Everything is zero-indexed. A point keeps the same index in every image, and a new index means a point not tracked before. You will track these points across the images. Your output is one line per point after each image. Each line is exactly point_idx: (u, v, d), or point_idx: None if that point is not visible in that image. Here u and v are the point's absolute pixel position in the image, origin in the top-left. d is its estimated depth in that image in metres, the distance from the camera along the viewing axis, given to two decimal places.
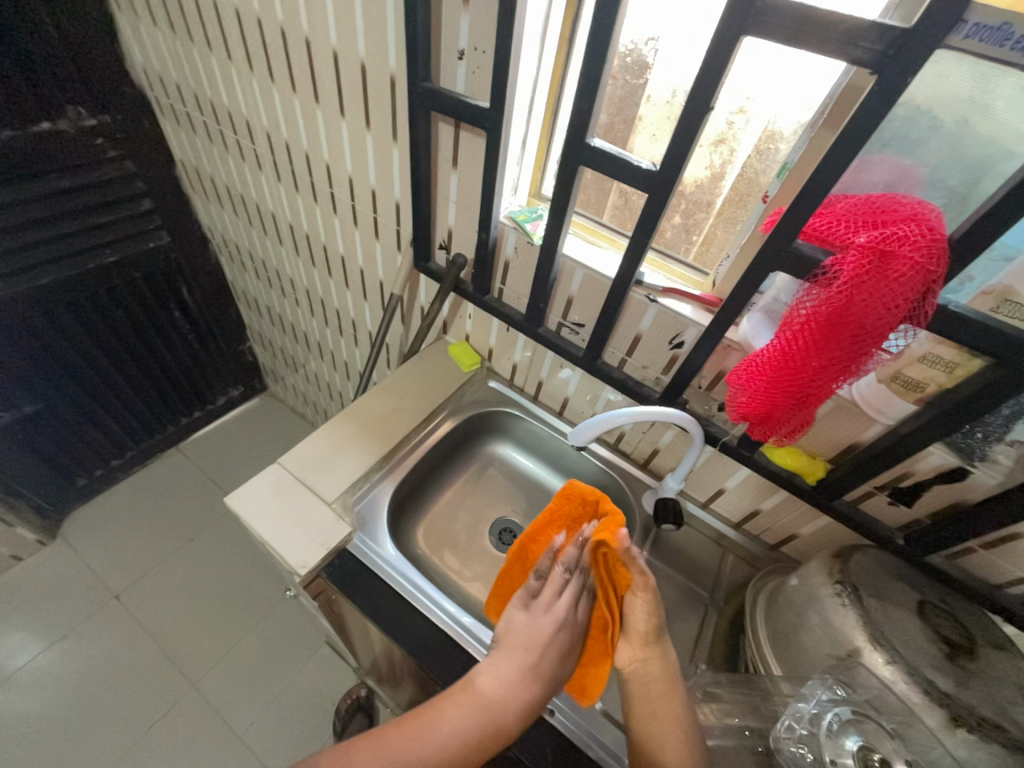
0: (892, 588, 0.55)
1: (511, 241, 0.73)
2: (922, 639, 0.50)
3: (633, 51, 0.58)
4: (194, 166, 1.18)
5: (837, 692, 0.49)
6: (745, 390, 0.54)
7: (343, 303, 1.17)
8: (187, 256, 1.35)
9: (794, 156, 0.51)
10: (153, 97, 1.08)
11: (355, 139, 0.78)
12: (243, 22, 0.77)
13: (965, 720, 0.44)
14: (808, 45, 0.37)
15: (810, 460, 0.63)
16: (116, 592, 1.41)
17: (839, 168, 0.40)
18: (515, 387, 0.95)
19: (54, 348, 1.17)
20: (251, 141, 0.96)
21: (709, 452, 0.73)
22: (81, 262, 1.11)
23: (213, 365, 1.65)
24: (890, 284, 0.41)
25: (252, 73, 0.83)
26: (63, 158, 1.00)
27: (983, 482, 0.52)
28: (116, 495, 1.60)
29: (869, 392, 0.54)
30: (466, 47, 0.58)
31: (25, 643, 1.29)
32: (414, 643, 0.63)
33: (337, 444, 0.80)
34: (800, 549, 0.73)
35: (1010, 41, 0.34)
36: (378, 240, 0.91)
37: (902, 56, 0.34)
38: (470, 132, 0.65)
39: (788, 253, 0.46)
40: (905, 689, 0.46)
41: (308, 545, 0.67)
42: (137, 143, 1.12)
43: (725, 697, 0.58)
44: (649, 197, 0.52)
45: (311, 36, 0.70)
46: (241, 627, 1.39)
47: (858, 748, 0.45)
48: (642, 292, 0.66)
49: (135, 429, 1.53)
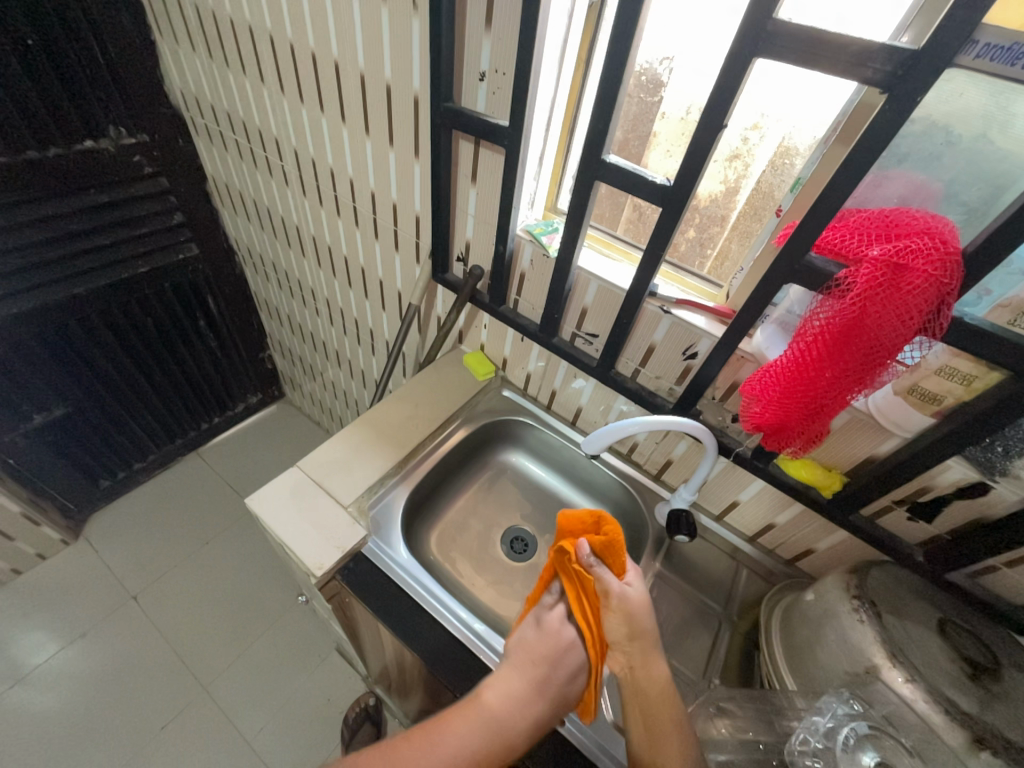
0: (911, 605, 0.54)
1: (527, 254, 0.75)
2: (943, 658, 0.49)
3: (649, 71, 0.60)
4: (224, 182, 1.23)
5: (854, 707, 0.48)
6: (759, 400, 0.55)
7: (361, 312, 1.20)
8: (213, 266, 1.40)
9: (807, 171, 0.52)
10: (188, 117, 1.14)
11: (378, 156, 0.81)
12: (276, 48, 0.81)
13: (990, 743, 0.43)
14: (819, 66, 0.39)
15: (826, 473, 0.63)
16: (134, 593, 1.44)
17: (851, 183, 0.41)
18: (528, 396, 0.96)
19: (86, 353, 1.22)
20: (280, 158, 1.01)
21: (723, 464, 0.73)
22: (115, 271, 1.17)
23: (234, 372, 1.70)
24: (904, 296, 0.41)
25: (283, 94, 0.88)
26: (104, 175, 1.06)
27: (1005, 498, 0.51)
28: (137, 498, 1.64)
29: (886, 404, 0.53)
30: (487, 70, 0.61)
31: (45, 640, 1.32)
32: (425, 648, 0.63)
33: (354, 450, 0.82)
34: (817, 564, 0.72)
35: (1021, 60, 0.35)
36: (398, 252, 0.94)
37: (911, 76, 0.35)
38: (489, 149, 0.67)
39: (801, 266, 0.47)
40: (925, 708, 0.45)
41: (324, 548, 0.69)
42: (172, 160, 1.17)
43: (738, 713, 0.57)
44: (663, 211, 0.54)
45: (339, 60, 0.74)
46: (254, 632, 1.41)
47: (875, 765, 0.44)
48: (655, 303, 0.67)
49: (158, 433, 1.58)
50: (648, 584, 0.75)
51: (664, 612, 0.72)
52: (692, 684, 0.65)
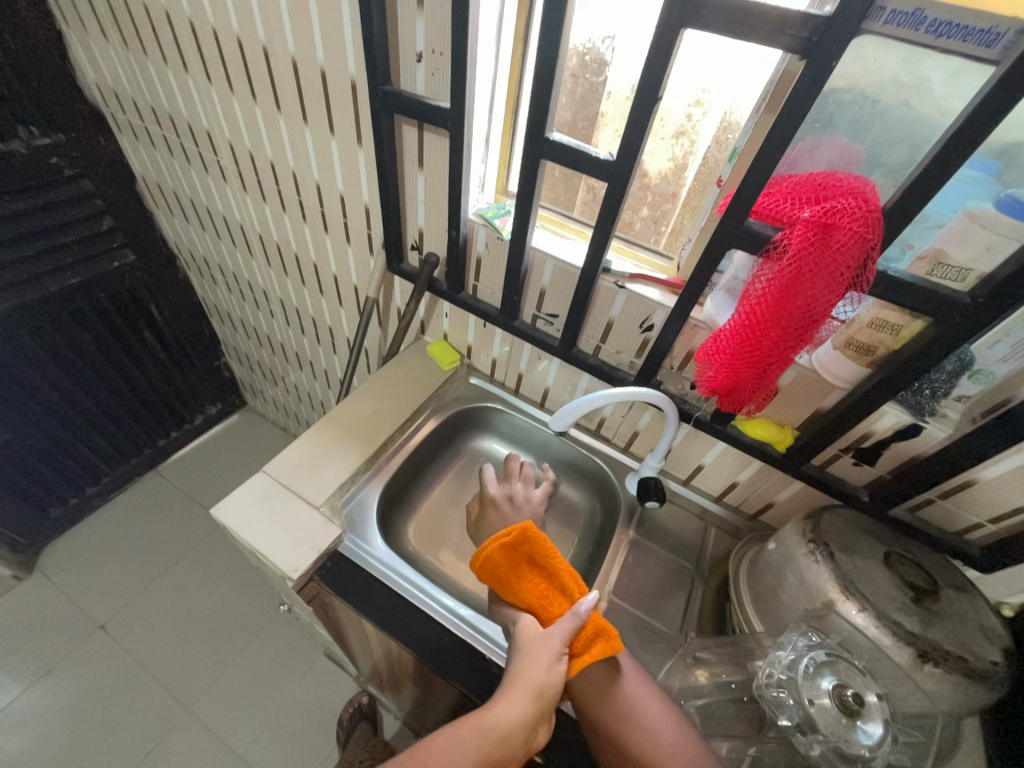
0: (860, 542, 0.58)
1: (482, 238, 0.75)
2: (889, 586, 0.53)
3: (591, 50, 0.60)
4: (156, 182, 1.16)
5: (813, 638, 0.53)
6: (712, 365, 0.58)
7: (318, 310, 1.17)
8: (153, 273, 1.32)
9: (742, 142, 0.53)
10: (108, 113, 1.06)
11: (319, 144, 0.78)
12: (198, 34, 0.76)
13: (931, 656, 0.48)
14: (744, 35, 0.40)
15: (779, 429, 0.67)
16: (101, 622, 1.37)
17: (778, 149, 0.42)
18: (496, 382, 0.97)
19: (20, 374, 1.14)
20: (214, 153, 0.96)
21: (686, 430, 0.76)
22: (43, 285, 1.08)
23: (187, 383, 1.62)
24: (833, 253, 0.44)
25: (210, 84, 0.83)
26: (18, 179, 0.97)
27: (934, 436, 0.56)
28: (95, 524, 1.55)
29: (827, 359, 0.57)
30: (424, 50, 0.60)
31: (6, 683, 1.24)
32: (411, 637, 0.64)
33: (322, 448, 0.80)
34: (777, 516, 0.77)
35: (923, 25, 0.37)
36: (350, 245, 0.92)
37: (825, 40, 0.37)
38: (433, 133, 0.66)
39: (741, 232, 0.49)
40: (876, 632, 0.50)
41: (299, 550, 0.67)
42: (94, 160, 1.09)
43: (713, 659, 0.62)
44: (610, 187, 0.55)
45: (269, 45, 0.70)
46: (235, 647, 1.37)
47: (833, 687, 0.49)
48: (611, 279, 0.68)
49: (111, 454, 1.50)
50: (624, 554, 0.77)
51: (640, 577, 0.74)
52: (671, 640, 0.67)
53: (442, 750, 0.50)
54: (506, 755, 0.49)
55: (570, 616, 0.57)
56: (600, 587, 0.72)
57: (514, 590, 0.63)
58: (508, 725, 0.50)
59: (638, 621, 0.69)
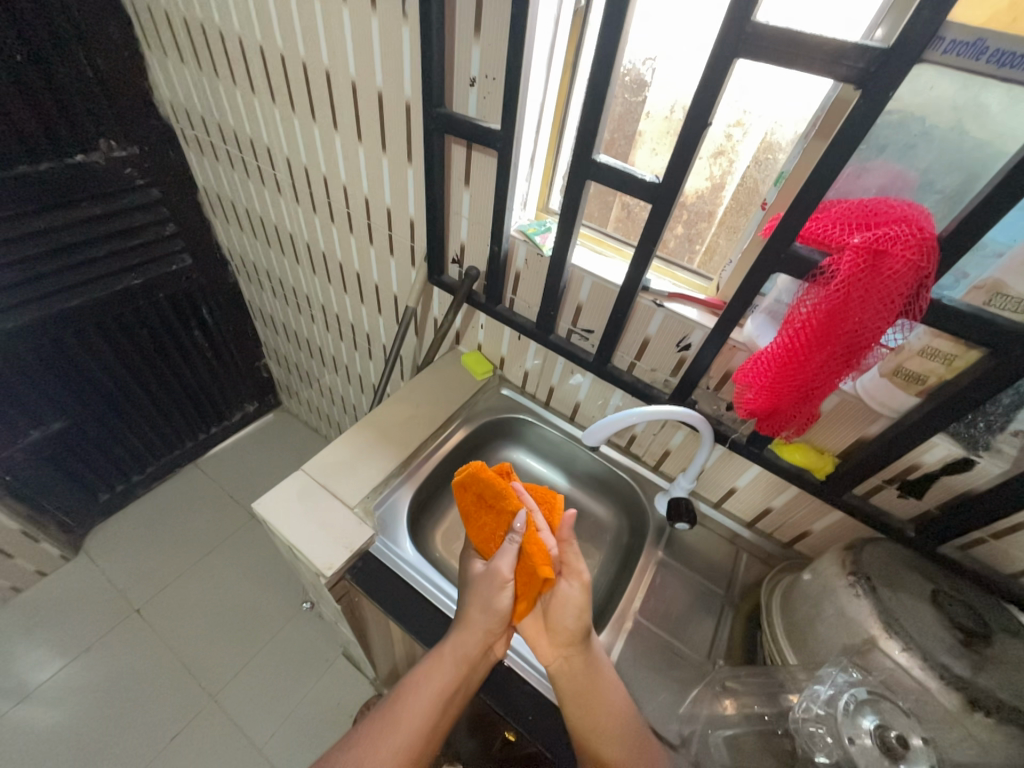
0: (905, 579, 0.56)
1: (522, 254, 0.77)
2: (937, 626, 0.50)
3: (631, 71, 0.61)
4: (216, 192, 1.24)
5: (853, 674, 0.51)
6: (751, 387, 0.57)
7: (357, 317, 1.21)
8: (207, 277, 1.41)
9: (788, 166, 0.54)
10: (178, 129, 1.14)
11: (371, 161, 0.82)
12: (267, 58, 0.82)
13: (983, 704, 0.45)
14: (796, 65, 0.41)
15: (819, 456, 0.65)
16: (137, 606, 1.43)
17: (830, 176, 0.43)
18: (526, 394, 0.98)
19: (82, 366, 1.22)
20: (271, 166, 1.02)
21: (720, 452, 0.75)
22: (109, 284, 1.17)
23: (229, 382, 1.70)
24: (885, 280, 0.43)
25: (273, 104, 0.89)
26: (95, 187, 1.06)
27: (988, 471, 0.54)
28: (136, 511, 1.63)
29: (872, 387, 0.55)
30: (478, 75, 0.62)
31: (47, 658, 1.31)
32: (435, 640, 0.64)
33: (358, 451, 0.83)
34: (813, 546, 0.75)
35: (985, 55, 0.37)
36: (393, 256, 0.96)
37: (882, 73, 0.37)
38: (481, 153, 0.69)
39: (789, 256, 0.49)
40: (922, 675, 0.47)
41: (333, 548, 0.69)
42: (162, 172, 1.17)
43: (742, 690, 0.60)
44: (654, 207, 0.55)
45: (331, 69, 0.75)
46: (259, 640, 1.40)
47: (875, 726, 0.48)
48: (649, 298, 0.69)
49: (156, 445, 1.58)
50: (651, 574, 0.75)
51: (668, 600, 0.73)
52: (698, 666, 0.66)
53: (410, 696, 0.56)
54: (466, 675, 0.57)
55: (504, 547, 0.59)
56: (626, 606, 0.71)
57: (472, 529, 0.65)
58: (460, 654, 0.57)
59: (664, 643, 0.68)
